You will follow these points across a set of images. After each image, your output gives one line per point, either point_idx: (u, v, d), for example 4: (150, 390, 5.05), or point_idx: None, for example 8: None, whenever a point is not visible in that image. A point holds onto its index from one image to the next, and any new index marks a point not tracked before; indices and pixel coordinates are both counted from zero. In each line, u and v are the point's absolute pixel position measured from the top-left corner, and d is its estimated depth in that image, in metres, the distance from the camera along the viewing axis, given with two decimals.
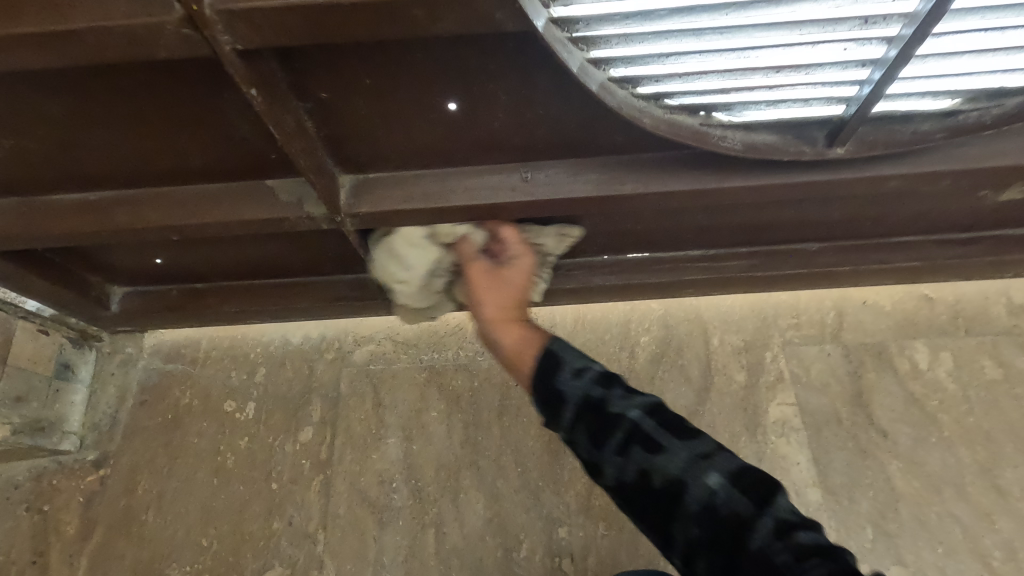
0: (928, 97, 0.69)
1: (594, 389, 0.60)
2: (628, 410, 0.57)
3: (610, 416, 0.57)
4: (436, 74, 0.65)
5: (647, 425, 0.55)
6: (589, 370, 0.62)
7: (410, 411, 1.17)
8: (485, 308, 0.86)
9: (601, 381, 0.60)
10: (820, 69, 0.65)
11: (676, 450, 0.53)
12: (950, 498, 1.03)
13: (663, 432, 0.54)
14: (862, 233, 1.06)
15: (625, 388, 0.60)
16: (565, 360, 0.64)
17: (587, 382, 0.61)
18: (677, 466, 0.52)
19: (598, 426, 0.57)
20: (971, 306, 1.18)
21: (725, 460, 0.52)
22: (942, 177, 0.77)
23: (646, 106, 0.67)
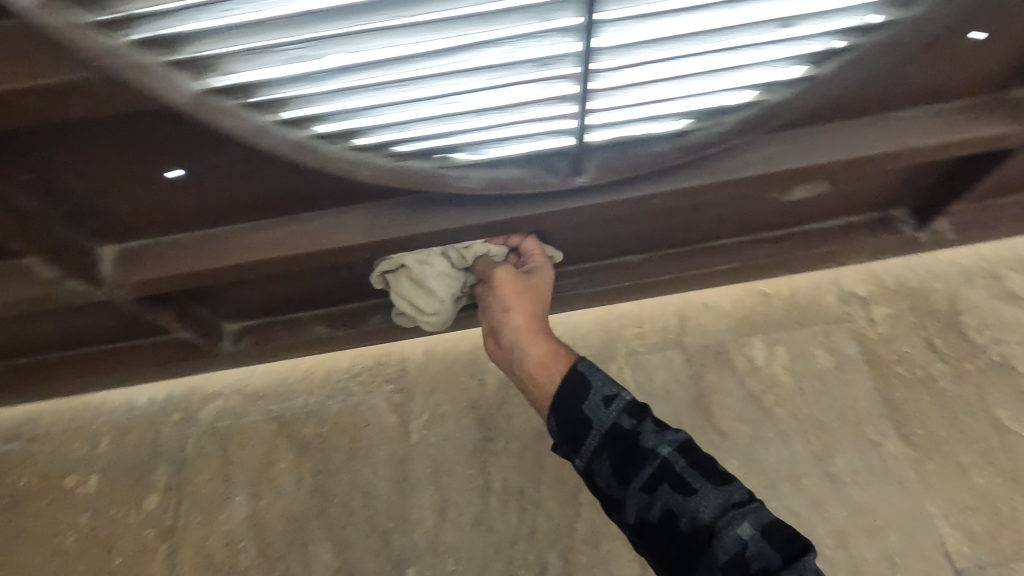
0: (655, 121, 0.70)
1: (624, 420, 0.66)
2: (658, 447, 0.62)
3: (646, 450, 0.63)
4: (138, 147, 0.64)
5: (681, 466, 0.61)
6: (618, 399, 0.67)
7: (259, 466, 1.14)
8: (516, 316, 0.85)
9: (633, 412, 0.66)
10: (530, 106, 0.64)
11: (709, 492, 0.59)
12: (785, 491, 1.05)
13: (697, 471, 0.60)
14: (679, 240, 1.08)
15: (655, 422, 0.65)
16: (595, 386, 0.69)
17: (617, 412, 0.66)
18: (709, 512, 0.58)
19: (631, 460, 0.63)
20: (805, 297, 1.21)
21: (759, 511, 0.57)
22: (701, 191, 0.78)
23: (365, 157, 0.66)
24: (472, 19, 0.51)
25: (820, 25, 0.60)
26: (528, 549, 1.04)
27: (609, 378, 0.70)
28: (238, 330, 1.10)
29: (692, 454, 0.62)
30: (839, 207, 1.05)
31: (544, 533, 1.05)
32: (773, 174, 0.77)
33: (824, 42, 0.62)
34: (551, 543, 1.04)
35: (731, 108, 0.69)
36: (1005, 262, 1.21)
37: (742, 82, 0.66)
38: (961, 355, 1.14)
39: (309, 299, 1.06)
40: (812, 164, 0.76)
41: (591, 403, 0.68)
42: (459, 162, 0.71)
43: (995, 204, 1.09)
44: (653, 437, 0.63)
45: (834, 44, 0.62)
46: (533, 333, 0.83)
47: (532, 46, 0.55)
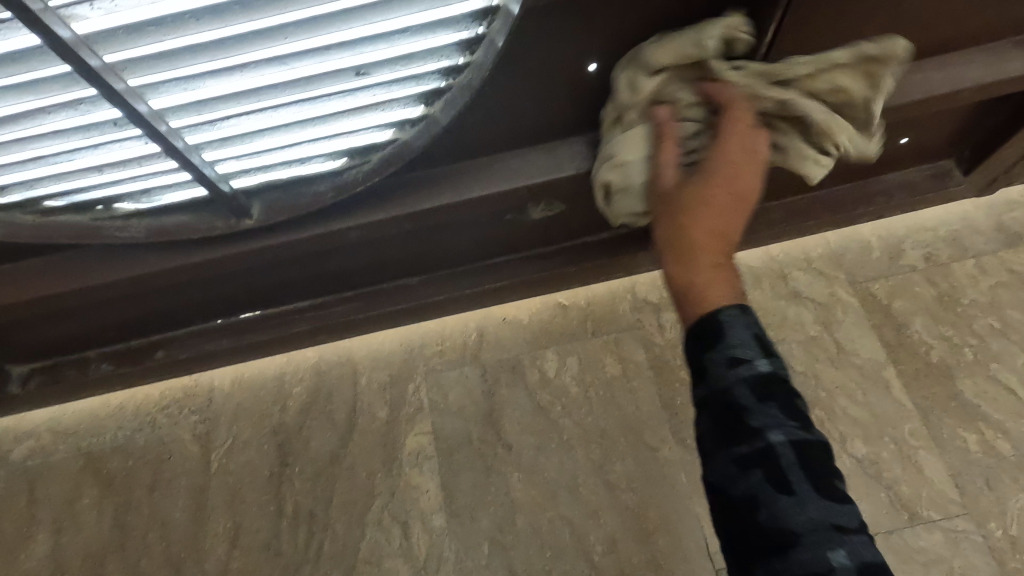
0: (306, 162, 0.73)
1: (737, 387, 0.56)
2: (771, 432, 0.53)
3: (749, 429, 0.54)
4: None
5: (787, 457, 0.52)
6: (747, 364, 0.56)
7: (63, 503, 1.17)
8: (715, 168, 0.70)
9: (757, 385, 0.55)
10: (151, 159, 0.68)
11: (808, 502, 0.51)
12: (563, 500, 1.08)
13: (795, 468, 0.52)
14: (450, 261, 1.11)
15: (782, 401, 0.55)
16: (728, 339, 0.57)
17: (737, 376, 0.56)
18: (801, 519, 0.50)
19: (731, 432, 0.55)
20: (600, 307, 1.24)
21: (853, 543, 0.50)
22: (386, 223, 0.82)
23: (6, 215, 0.69)
24: (16, 90, 0.56)
25: (397, 72, 0.63)
26: (312, 570, 1.06)
27: (748, 336, 0.57)
28: (27, 371, 1.13)
29: (827, 454, 0.54)
30: (597, 221, 1.08)
31: (329, 554, 1.07)
32: (451, 206, 0.82)
33: (423, 83, 0.65)
34: (335, 565, 1.06)
35: (374, 147, 0.72)
36: (792, 262, 1.24)
37: (368, 123, 0.70)
38: None
39: (88, 336, 1.09)
40: (483, 195, 0.81)
41: (717, 356, 0.57)
42: (121, 213, 0.74)
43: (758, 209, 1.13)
44: (791, 421, 0.54)
45: (435, 85, 0.66)
46: (724, 193, 0.68)
47: (99, 108, 0.60)
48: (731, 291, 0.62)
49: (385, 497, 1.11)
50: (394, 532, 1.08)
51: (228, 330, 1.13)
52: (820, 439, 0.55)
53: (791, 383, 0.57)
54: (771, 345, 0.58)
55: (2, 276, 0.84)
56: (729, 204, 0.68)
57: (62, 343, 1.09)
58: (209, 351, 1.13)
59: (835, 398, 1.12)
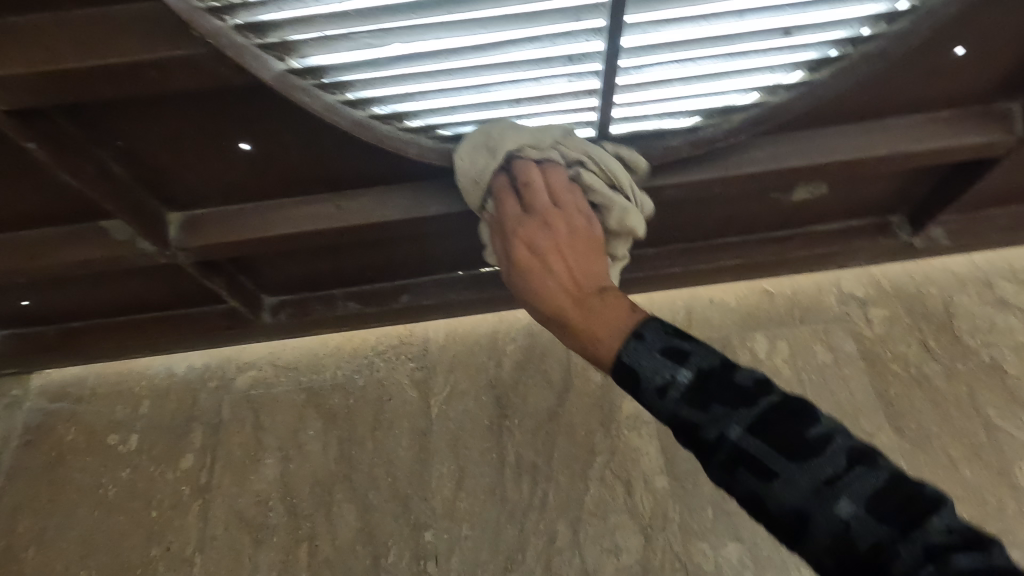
0: (668, 117, 0.78)
1: (683, 410, 0.48)
2: (726, 431, 0.45)
3: (707, 444, 0.46)
4: (219, 121, 0.71)
5: (756, 447, 0.44)
6: (673, 388, 0.48)
7: (289, 432, 1.22)
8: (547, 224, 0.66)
9: (698, 400, 0.47)
10: (557, 99, 0.73)
11: (794, 475, 0.43)
12: None
13: (769, 452, 0.44)
14: (691, 236, 1.13)
15: (725, 396, 0.46)
16: (644, 375, 0.50)
17: (675, 404, 0.48)
18: (798, 491, 0.43)
19: (695, 448, 0.47)
20: (806, 297, 1.28)
21: (857, 479, 0.41)
22: (710, 185, 0.86)
23: (413, 138, 0.75)
24: (513, 17, 0.61)
25: (813, 37, 0.69)
26: (539, 518, 1.11)
27: (657, 356, 0.50)
28: (276, 303, 1.19)
29: (784, 420, 0.44)
30: (838, 212, 1.12)
31: (554, 504, 1.12)
32: (774, 172, 0.86)
33: (821, 51, 0.71)
34: (561, 514, 1.11)
35: (738, 108, 0.77)
36: (998, 271, 1.27)
37: (744, 85, 0.74)
38: (954, 356, 1.20)
39: (345, 275, 1.14)
40: (802, 166, 0.86)
41: (649, 392, 0.50)
42: None
43: (986, 215, 1.17)
44: (743, 414, 0.45)
45: (829, 52, 0.71)
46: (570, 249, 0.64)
47: (563, 44, 0.65)
48: (621, 317, 0.56)
49: (606, 456, 1.15)
50: (618, 489, 1.12)
51: (466, 282, 1.18)
52: (786, 410, 0.45)
53: (719, 370, 0.48)
54: (684, 348, 0.50)
55: (367, 204, 0.86)
56: (571, 261, 0.63)
57: (317, 280, 1.15)
58: (446, 300, 1.18)
59: None
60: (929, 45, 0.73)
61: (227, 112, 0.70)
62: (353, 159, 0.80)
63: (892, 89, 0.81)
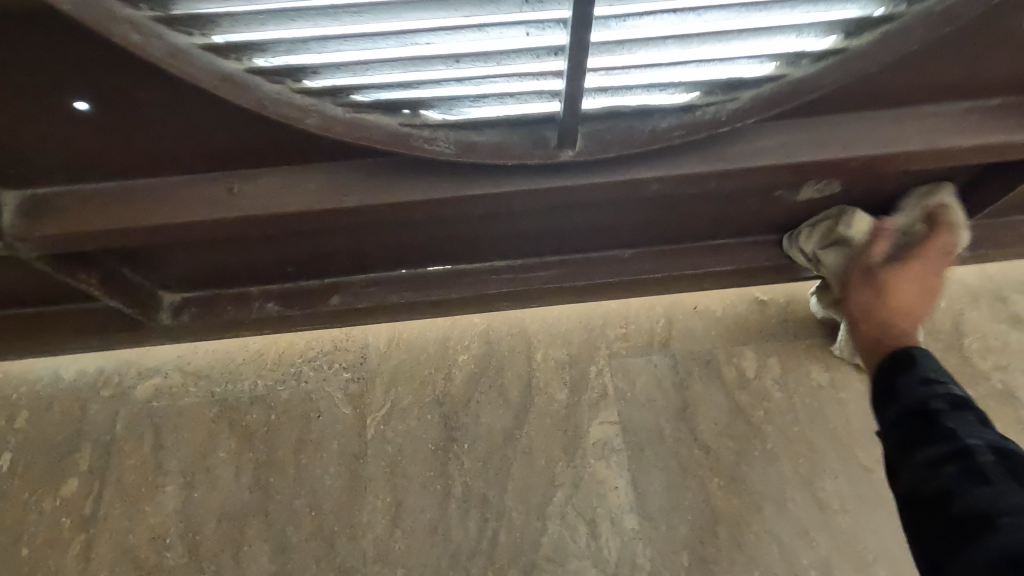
0: (656, 90, 0.61)
1: (935, 397, 0.51)
2: (968, 435, 0.47)
3: (946, 434, 0.47)
4: (49, 61, 0.53)
5: (989, 459, 0.44)
6: (946, 383, 0.52)
7: (195, 453, 1.03)
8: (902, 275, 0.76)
9: (952, 399, 0.50)
10: (509, 58, 0.56)
11: (1010, 492, 0.42)
12: (770, 515, 0.97)
13: (998, 469, 0.43)
14: (674, 237, 0.98)
15: (982, 417, 0.48)
16: (925, 365, 0.55)
17: (930, 391, 0.51)
18: (1007, 508, 0.41)
19: (920, 433, 0.49)
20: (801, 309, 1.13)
21: None
22: (703, 179, 0.69)
23: (316, 103, 0.55)
24: None
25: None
26: (487, 563, 0.95)
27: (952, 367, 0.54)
28: (178, 301, 0.98)
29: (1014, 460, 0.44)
30: None
31: (505, 547, 0.96)
32: (785, 166, 0.68)
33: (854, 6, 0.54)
34: (513, 559, 0.95)
35: (748, 82, 0.59)
36: (1012, 285, 1.14)
37: (755, 51, 0.57)
38: (962, 380, 1.07)
39: (260, 271, 0.94)
40: (820, 160, 0.68)
41: (906, 380, 0.54)
42: (427, 122, 0.61)
43: (1009, 222, 1.03)
44: (992, 434, 0.47)
45: (872, 11, 0.54)
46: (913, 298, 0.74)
47: None
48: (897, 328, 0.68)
49: (568, 490, 0.99)
50: (581, 530, 0.96)
51: (408, 283, 0.99)
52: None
53: (972, 403, 0.50)
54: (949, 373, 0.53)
55: (268, 189, 0.67)
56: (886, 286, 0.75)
57: (224, 276, 0.95)
58: (386, 303, 0.99)
59: None
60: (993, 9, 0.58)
61: (58, 45, 0.52)
62: (249, 124, 0.62)
63: (936, 68, 0.65)
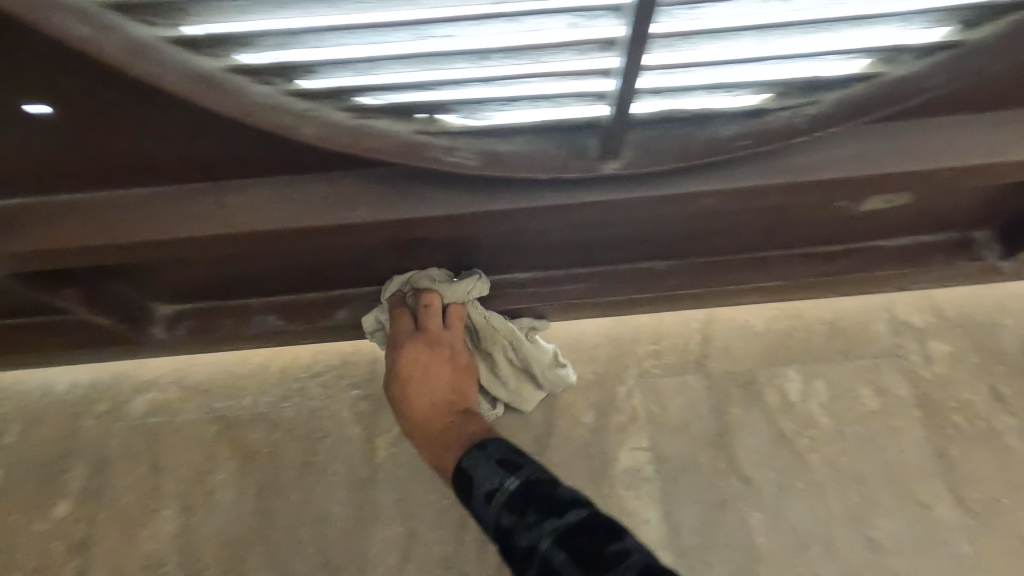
0: (720, 91, 0.51)
1: (502, 517, 0.58)
2: (540, 542, 0.53)
3: (523, 552, 0.54)
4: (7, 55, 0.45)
5: (562, 558, 0.50)
6: (498, 492, 0.60)
7: (195, 474, 0.97)
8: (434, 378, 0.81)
9: (509, 508, 0.58)
10: (550, 53, 0.45)
11: None
12: (816, 555, 0.89)
13: (569, 566, 0.49)
14: (714, 249, 0.89)
15: (536, 508, 0.56)
16: (476, 482, 0.64)
17: (495, 509, 0.59)
18: None
19: (512, 557, 0.55)
20: (851, 325, 1.03)
21: None
22: (764, 194, 0.59)
23: (313, 109, 0.47)
24: None
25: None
26: None
27: (491, 470, 0.63)
28: (173, 314, 0.91)
29: (582, 536, 0.51)
30: (912, 224, 0.86)
31: None
32: (864, 179, 0.58)
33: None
34: None
35: (834, 83, 0.50)
36: None
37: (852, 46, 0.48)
38: None
39: (261, 282, 0.86)
40: (907, 170, 0.58)
41: (483, 481, 0.63)
42: (447, 129, 0.51)
43: None
44: (550, 524, 0.54)
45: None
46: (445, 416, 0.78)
47: None
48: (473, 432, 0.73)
49: None
50: None
51: None
52: (634, 546, 0.50)
53: (548, 483, 0.58)
54: (518, 463, 0.62)
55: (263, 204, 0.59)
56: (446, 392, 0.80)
57: (223, 286, 0.87)
58: None
59: None
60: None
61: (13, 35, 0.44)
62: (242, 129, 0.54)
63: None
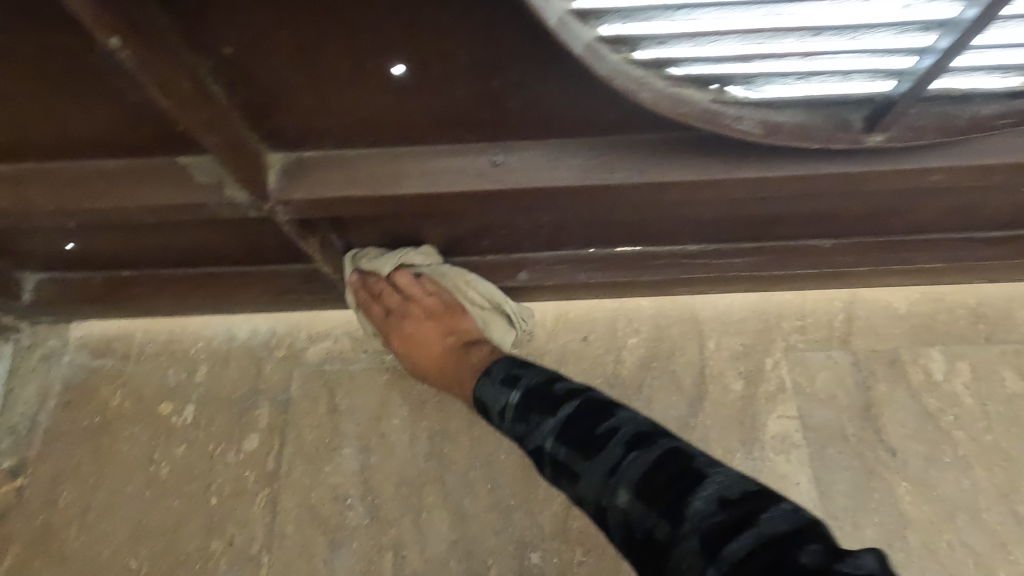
0: (994, 73, 0.57)
1: (517, 425, 0.77)
2: (544, 442, 0.71)
3: (535, 452, 0.72)
4: (379, 28, 0.50)
5: (562, 451, 0.68)
6: (506, 409, 0.79)
7: (370, 418, 1.05)
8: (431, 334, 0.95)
9: (519, 418, 0.77)
10: (871, 32, 0.51)
11: (592, 472, 0.64)
12: (963, 524, 0.93)
13: (570, 455, 0.68)
14: (883, 229, 0.93)
15: (540, 415, 0.74)
16: (489, 404, 0.83)
17: (508, 420, 0.79)
18: (593, 487, 0.64)
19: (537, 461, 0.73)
20: (994, 311, 1.07)
21: (631, 470, 0.61)
22: (995, 172, 0.64)
23: (645, 76, 0.52)
24: None
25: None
26: None
27: (497, 394, 0.82)
28: None
29: (574, 424, 0.69)
30: None
31: None
32: None
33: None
34: None
35: None
36: None
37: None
38: None
39: (456, 241, 0.93)
40: None
41: (494, 405, 0.82)
42: (733, 99, 0.57)
43: None
44: (548, 426, 0.72)
45: None
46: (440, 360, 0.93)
47: None
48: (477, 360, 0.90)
49: None
50: None
51: (597, 263, 0.98)
52: (619, 422, 0.67)
53: (545, 386, 0.77)
54: (516, 377, 0.81)
55: (532, 164, 0.65)
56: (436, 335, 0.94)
57: (419, 244, 0.95)
58: (572, 282, 0.98)
59: None
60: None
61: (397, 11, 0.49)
62: (541, 98, 0.59)
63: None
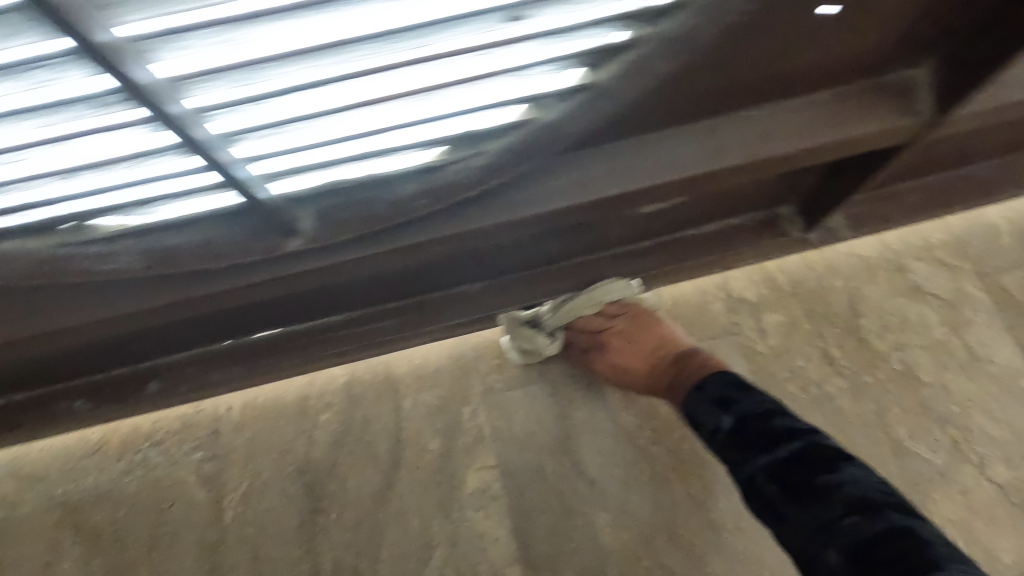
0: (390, 154, 0.59)
1: (719, 445, 0.66)
2: (751, 471, 0.61)
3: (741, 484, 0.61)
4: None
5: (773, 487, 0.58)
6: (717, 432, 0.67)
7: (40, 567, 0.94)
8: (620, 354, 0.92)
9: (729, 439, 0.64)
10: (140, 162, 0.55)
11: (803, 520, 0.55)
12: (660, 545, 0.91)
13: (783, 496, 0.57)
14: (519, 263, 0.92)
15: (760, 440, 0.61)
16: (696, 420, 0.71)
17: (715, 439, 0.67)
18: (800, 538, 0.54)
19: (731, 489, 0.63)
20: (689, 309, 1.03)
21: (863, 527, 0.51)
22: (503, 231, 0.64)
23: None
24: None
25: (493, 58, 0.50)
26: None
27: (709, 409, 0.69)
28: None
29: (802, 465, 0.57)
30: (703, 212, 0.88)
31: None
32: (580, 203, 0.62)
33: (480, 28, 0.47)
34: None
35: (494, 129, 0.57)
36: (912, 251, 1.05)
37: (427, 135, 0.57)
38: (859, 365, 0.99)
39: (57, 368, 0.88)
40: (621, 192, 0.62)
41: (702, 414, 0.70)
42: (99, 234, 0.60)
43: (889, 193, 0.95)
44: (765, 458, 0.60)
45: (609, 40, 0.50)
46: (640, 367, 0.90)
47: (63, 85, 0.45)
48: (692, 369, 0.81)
49: (446, 549, 0.92)
50: None
51: (236, 356, 0.92)
52: (847, 477, 0.55)
53: (753, 416, 0.64)
54: (733, 399, 0.67)
55: None
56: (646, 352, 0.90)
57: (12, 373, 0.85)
58: (209, 384, 0.92)
59: (968, 414, 0.96)
60: (662, 5, 0.47)
61: None
62: None
63: (675, 89, 0.56)
